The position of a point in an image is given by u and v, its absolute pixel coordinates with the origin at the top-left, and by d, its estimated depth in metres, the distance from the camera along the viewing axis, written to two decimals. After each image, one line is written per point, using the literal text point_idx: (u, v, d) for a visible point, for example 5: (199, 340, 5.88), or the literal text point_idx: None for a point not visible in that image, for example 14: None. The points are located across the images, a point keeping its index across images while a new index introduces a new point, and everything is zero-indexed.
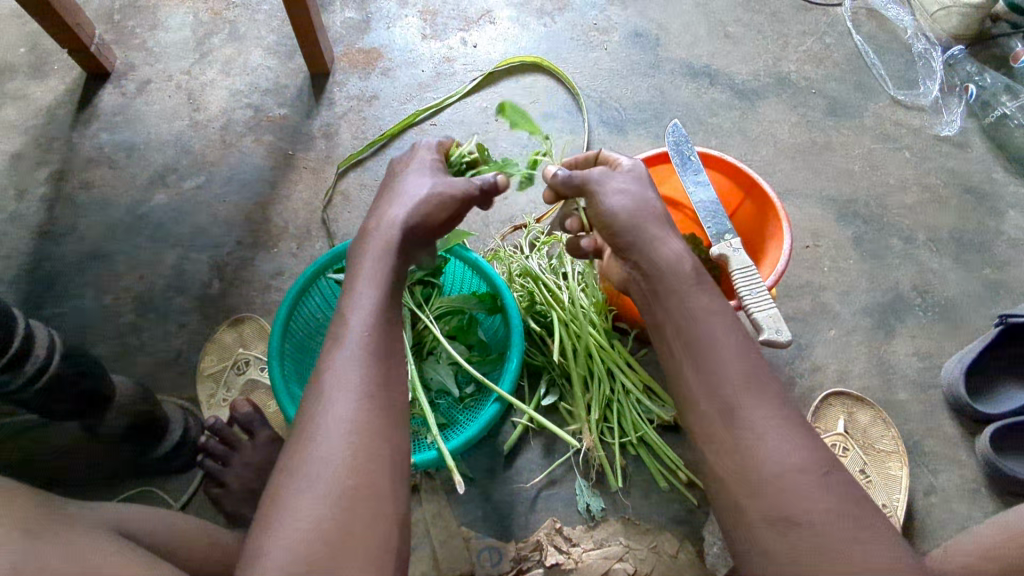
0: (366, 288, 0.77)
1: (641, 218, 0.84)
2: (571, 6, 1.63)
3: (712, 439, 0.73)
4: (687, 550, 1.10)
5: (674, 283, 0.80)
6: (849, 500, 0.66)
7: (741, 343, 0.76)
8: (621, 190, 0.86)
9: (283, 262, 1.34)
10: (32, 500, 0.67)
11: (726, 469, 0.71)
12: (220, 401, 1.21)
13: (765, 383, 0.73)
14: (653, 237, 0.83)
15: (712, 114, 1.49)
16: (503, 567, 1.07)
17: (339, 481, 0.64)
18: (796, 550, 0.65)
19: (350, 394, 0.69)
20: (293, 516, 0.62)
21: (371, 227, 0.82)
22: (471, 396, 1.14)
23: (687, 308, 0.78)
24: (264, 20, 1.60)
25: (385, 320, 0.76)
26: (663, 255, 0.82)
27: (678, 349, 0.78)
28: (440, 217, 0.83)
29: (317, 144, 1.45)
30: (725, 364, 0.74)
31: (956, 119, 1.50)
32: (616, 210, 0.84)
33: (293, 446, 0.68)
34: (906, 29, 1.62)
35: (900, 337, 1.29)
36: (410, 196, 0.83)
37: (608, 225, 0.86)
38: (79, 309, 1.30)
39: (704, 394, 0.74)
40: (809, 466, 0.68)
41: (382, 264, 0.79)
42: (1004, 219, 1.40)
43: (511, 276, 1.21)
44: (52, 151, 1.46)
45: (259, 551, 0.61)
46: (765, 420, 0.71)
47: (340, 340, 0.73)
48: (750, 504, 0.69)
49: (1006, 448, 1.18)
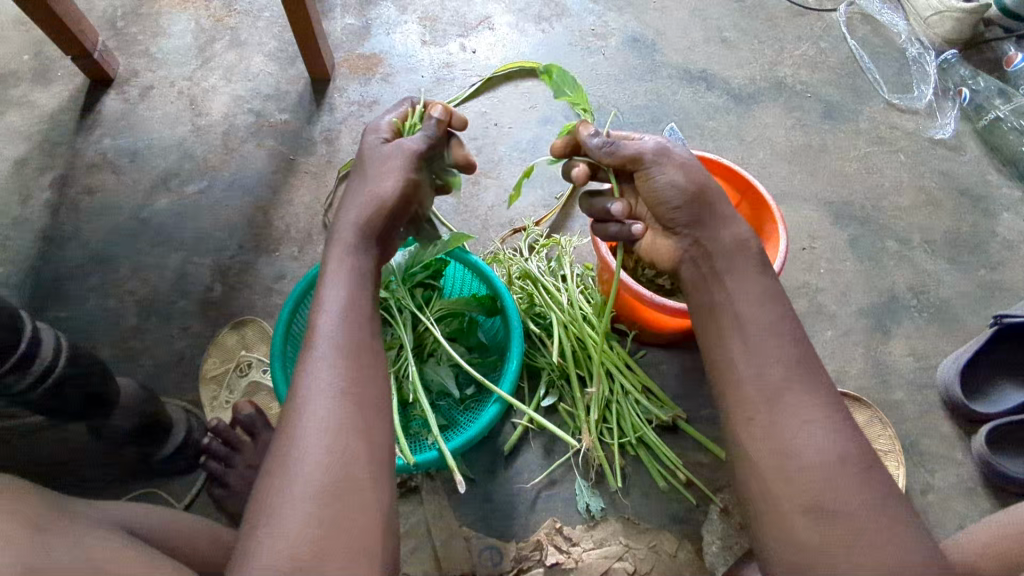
0: (332, 288, 0.77)
1: (707, 192, 0.83)
2: (569, 12, 1.65)
3: (753, 423, 0.73)
4: (686, 549, 1.11)
5: (734, 262, 0.81)
6: (879, 496, 0.67)
7: (792, 331, 0.76)
8: (681, 165, 0.84)
9: (285, 266, 1.35)
10: (38, 500, 0.68)
11: (759, 452, 0.72)
12: (223, 403, 1.22)
13: (814, 372, 0.74)
14: (718, 212, 0.83)
15: (708, 118, 1.51)
16: (505, 567, 1.09)
17: (319, 480, 0.65)
18: (826, 541, 0.65)
19: (325, 393, 0.70)
20: (277, 516, 0.63)
21: (331, 231, 0.83)
22: (471, 398, 1.16)
23: (743, 289, 0.79)
24: (265, 27, 1.62)
25: (357, 317, 0.76)
26: (724, 237, 0.83)
27: (728, 331, 0.78)
28: (387, 198, 0.81)
29: (318, 149, 1.46)
30: (776, 348, 0.75)
31: (950, 123, 1.52)
32: (678, 185, 0.83)
33: (273, 448, 0.68)
34: (901, 34, 1.64)
35: (896, 338, 1.31)
36: (356, 185, 0.83)
37: (665, 202, 0.84)
38: (83, 313, 1.31)
39: (752, 377, 0.75)
40: (849, 459, 0.68)
41: (347, 260, 0.80)
42: (999, 222, 1.42)
43: (511, 279, 1.22)
44: (55, 157, 1.47)
45: (246, 552, 0.62)
46: (811, 408, 0.71)
47: (312, 342, 0.74)
48: (768, 495, 0.70)
49: (1001, 447, 1.19)
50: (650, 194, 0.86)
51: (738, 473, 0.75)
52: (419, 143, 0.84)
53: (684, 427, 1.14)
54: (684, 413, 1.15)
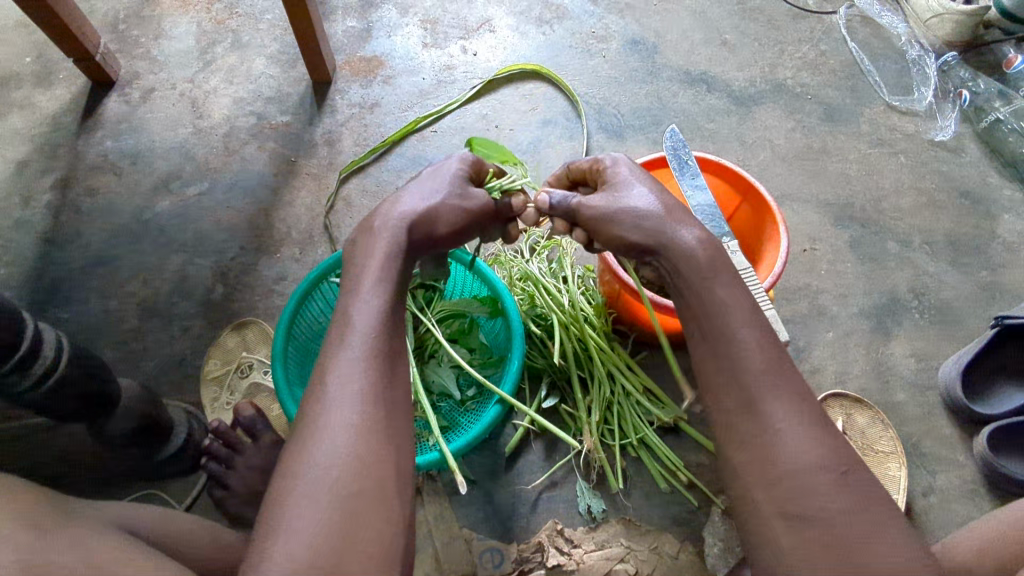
0: (370, 289, 0.77)
1: (657, 221, 0.81)
2: (569, 14, 1.65)
3: (729, 431, 0.71)
4: (687, 552, 1.11)
5: (687, 277, 0.78)
6: (872, 499, 0.65)
7: (760, 336, 0.73)
8: (630, 209, 0.83)
9: (286, 267, 1.35)
10: (42, 502, 0.68)
11: (739, 459, 0.70)
12: (224, 405, 1.22)
13: (785, 376, 0.71)
14: (672, 239, 0.80)
15: (708, 120, 1.51)
16: (505, 568, 1.09)
17: (343, 484, 0.64)
18: (806, 547, 0.64)
19: (356, 394, 0.69)
20: (299, 517, 0.62)
21: (379, 227, 0.81)
22: (472, 399, 1.15)
23: (702, 300, 0.76)
24: (267, 29, 1.62)
25: (389, 320, 0.76)
26: (679, 249, 0.79)
27: (697, 342, 0.76)
28: (446, 225, 0.85)
29: (319, 152, 1.46)
30: (741, 357, 0.72)
31: (950, 125, 1.53)
32: (630, 231, 0.82)
33: (295, 445, 0.67)
34: (901, 37, 1.64)
35: (897, 339, 1.31)
36: (427, 199, 0.84)
37: (626, 245, 0.84)
38: (84, 314, 1.31)
39: (726, 383, 0.72)
40: (827, 463, 0.66)
41: (389, 264, 0.79)
42: (999, 223, 1.42)
43: (513, 281, 1.23)
44: (57, 159, 1.47)
45: (263, 553, 0.61)
46: (784, 415, 0.69)
47: (346, 340, 0.73)
48: (756, 498, 0.68)
49: (1002, 448, 1.18)
50: (611, 240, 0.85)
51: (725, 476, 0.73)
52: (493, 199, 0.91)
53: (685, 427, 1.13)
54: (685, 414, 1.14)
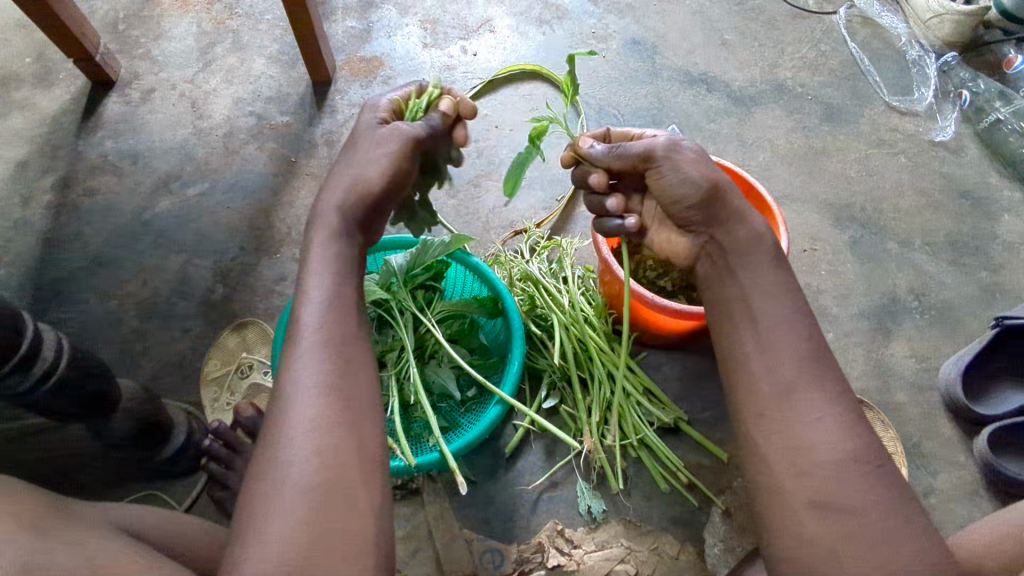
0: (315, 281, 0.75)
1: (719, 193, 0.82)
2: (569, 15, 1.65)
3: (761, 418, 0.71)
4: (688, 552, 1.11)
5: (749, 256, 0.79)
6: (896, 497, 0.65)
7: (808, 328, 0.74)
8: (693, 160, 0.84)
9: (286, 268, 1.35)
10: (40, 503, 0.68)
11: (772, 447, 0.69)
12: (224, 406, 1.22)
13: (828, 369, 0.72)
14: (735, 210, 0.82)
15: (708, 120, 1.51)
16: (506, 569, 1.09)
17: (307, 481, 0.63)
18: (827, 543, 0.63)
19: (311, 388, 0.68)
20: (266, 518, 0.62)
21: (314, 219, 0.79)
22: (471, 400, 1.15)
23: (757, 284, 0.77)
24: (267, 29, 1.62)
25: (342, 309, 0.74)
26: (741, 234, 0.81)
27: (740, 325, 0.77)
28: (373, 182, 0.79)
29: (319, 152, 1.46)
30: (787, 345, 0.72)
31: (950, 125, 1.53)
32: (692, 181, 0.82)
33: (260, 448, 0.67)
34: (901, 37, 1.64)
35: (897, 340, 1.31)
36: (348, 173, 0.80)
37: (681, 199, 0.84)
38: (84, 314, 1.31)
39: (765, 371, 0.72)
40: (860, 456, 0.66)
41: (331, 253, 0.77)
42: (999, 224, 1.42)
43: (513, 281, 1.23)
44: (57, 160, 1.47)
45: (236, 556, 0.61)
46: (824, 406, 0.69)
47: (296, 338, 0.72)
48: (784, 489, 0.67)
49: (1003, 449, 1.18)
50: (667, 194, 0.85)
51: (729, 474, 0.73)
52: (416, 129, 0.83)
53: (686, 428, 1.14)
54: (685, 415, 1.15)
